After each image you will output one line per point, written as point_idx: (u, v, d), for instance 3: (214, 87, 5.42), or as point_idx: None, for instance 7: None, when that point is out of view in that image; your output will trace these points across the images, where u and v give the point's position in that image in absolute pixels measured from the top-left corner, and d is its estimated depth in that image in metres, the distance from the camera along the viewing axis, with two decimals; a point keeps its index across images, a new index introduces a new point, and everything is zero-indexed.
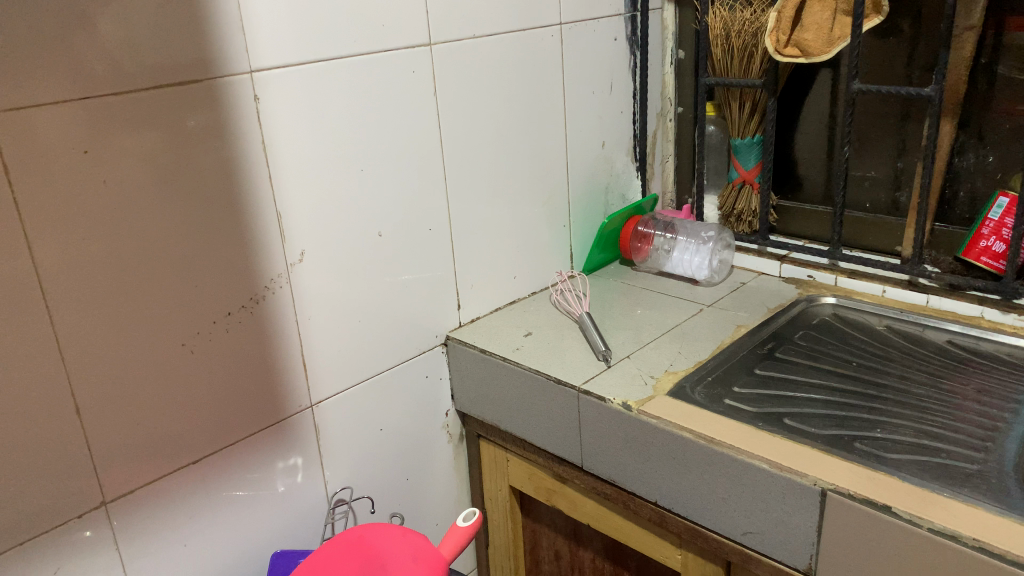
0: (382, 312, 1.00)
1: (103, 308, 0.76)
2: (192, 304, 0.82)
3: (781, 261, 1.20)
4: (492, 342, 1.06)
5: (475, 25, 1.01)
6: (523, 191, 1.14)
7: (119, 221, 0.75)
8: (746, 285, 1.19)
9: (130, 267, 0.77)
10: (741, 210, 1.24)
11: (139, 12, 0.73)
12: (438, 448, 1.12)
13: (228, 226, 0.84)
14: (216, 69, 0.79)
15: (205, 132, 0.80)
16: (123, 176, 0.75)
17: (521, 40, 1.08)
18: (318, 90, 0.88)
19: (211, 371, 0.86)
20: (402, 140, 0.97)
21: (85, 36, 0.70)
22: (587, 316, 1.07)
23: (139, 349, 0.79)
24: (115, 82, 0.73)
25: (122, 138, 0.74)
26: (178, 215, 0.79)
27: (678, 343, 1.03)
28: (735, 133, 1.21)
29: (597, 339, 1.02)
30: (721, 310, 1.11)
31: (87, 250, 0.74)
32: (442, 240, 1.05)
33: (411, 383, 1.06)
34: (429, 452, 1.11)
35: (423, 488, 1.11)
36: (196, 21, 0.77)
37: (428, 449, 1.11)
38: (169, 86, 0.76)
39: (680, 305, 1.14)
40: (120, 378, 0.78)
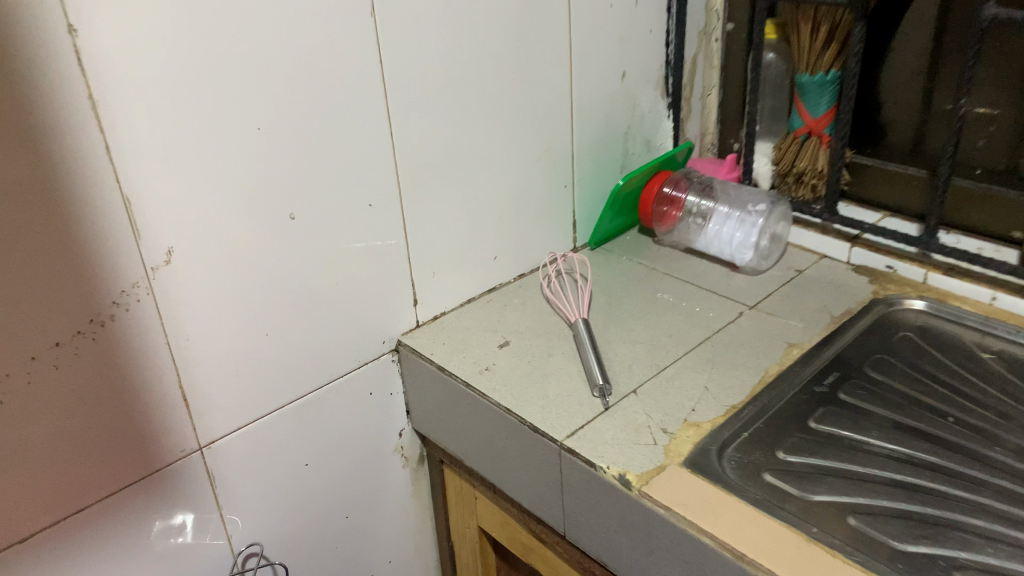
0: (302, 318, 0.74)
1: None
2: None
3: (853, 243, 0.90)
4: (455, 355, 0.79)
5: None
6: (510, 143, 0.84)
7: None
8: (802, 275, 0.90)
9: None
10: (804, 170, 0.94)
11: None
12: (390, 475, 0.88)
13: (44, 224, 0.56)
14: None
15: None
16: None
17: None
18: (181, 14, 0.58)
19: (37, 423, 0.60)
20: (324, 85, 0.68)
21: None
22: (585, 326, 0.79)
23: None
24: None
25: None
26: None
27: (705, 371, 0.75)
28: (803, 66, 0.90)
29: (594, 365, 0.75)
30: (768, 316, 0.83)
31: None
32: (388, 217, 0.77)
33: (349, 404, 0.81)
34: (377, 481, 0.87)
35: (369, 525, 0.88)
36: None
37: (375, 478, 0.87)
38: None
39: (712, 304, 0.85)
40: None
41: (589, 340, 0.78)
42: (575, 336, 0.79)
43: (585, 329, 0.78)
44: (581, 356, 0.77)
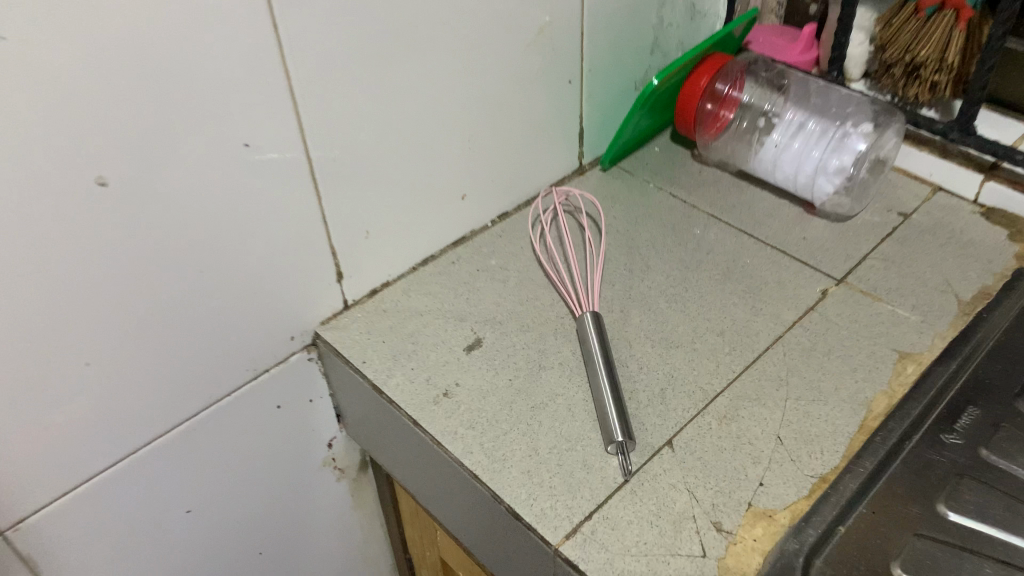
0: (150, 331, 0.47)
1: None
2: None
3: (988, 177, 0.61)
4: (397, 365, 0.53)
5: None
6: (485, 27, 0.53)
7: None
8: (909, 223, 0.62)
9: None
10: (924, 61, 0.62)
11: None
12: (319, 492, 0.64)
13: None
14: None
15: None
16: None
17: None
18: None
19: None
20: None
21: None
22: (594, 329, 0.52)
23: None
24: None
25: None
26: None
27: (775, 409, 0.50)
28: None
29: (607, 407, 0.48)
30: (864, 300, 0.56)
31: None
32: (281, 163, 0.47)
33: (245, 422, 0.55)
34: (300, 503, 0.63)
35: (292, 555, 0.65)
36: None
37: (297, 500, 0.63)
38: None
39: (781, 274, 0.58)
40: None
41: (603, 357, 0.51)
42: (581, 344, 0.52)
43: (596, 331, 0.52)
44: (589, 382, 0.51)
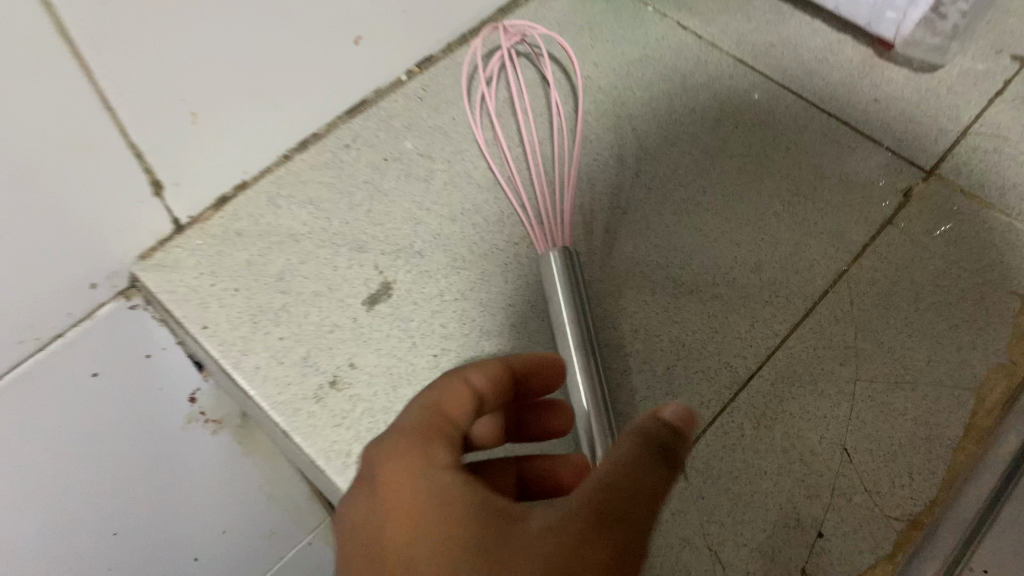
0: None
1: None
2: None
3: None
4: (258, 334, 0.34)
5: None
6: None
7: None
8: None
9: None
10: None
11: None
12: (192, 459, 0.47)
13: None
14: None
15: None
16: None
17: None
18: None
19: None
20: None
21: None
22: (564, 278, 0.33)
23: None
24: None
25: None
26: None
27: (839, 403, 0.32)
28: None
29: (584, 422, 0.31)
30: (971, 203, 0.37)
31: None
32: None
33: (46, 412, 0.37)
34: (166, 477, 0.46)
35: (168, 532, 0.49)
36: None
37: (159, 476, 0.46)
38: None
39: (846, 163, 0.38)
40: None
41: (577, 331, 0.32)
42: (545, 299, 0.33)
43: (570, 288, 0.33)
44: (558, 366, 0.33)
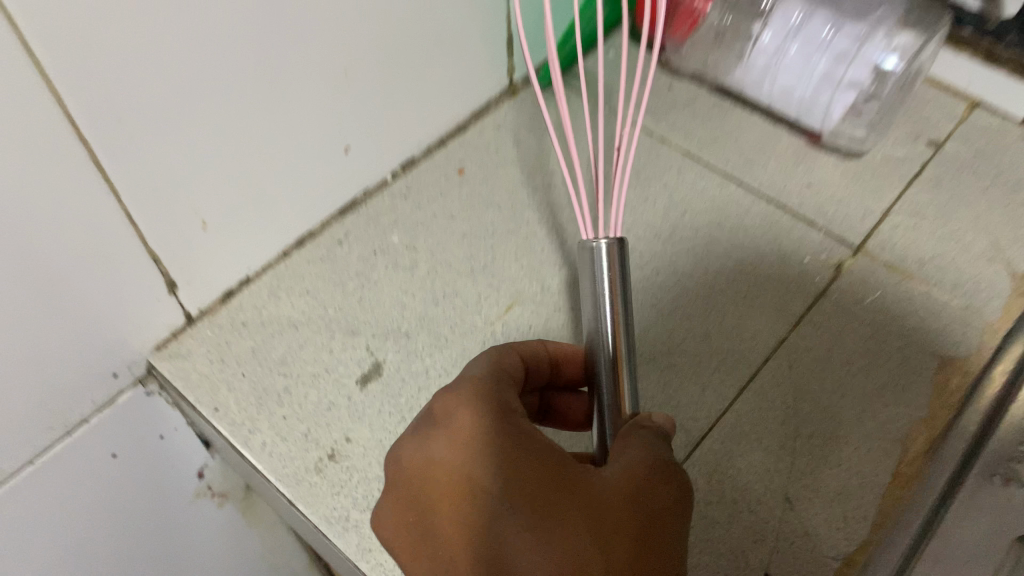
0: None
1: None
2: None
3: None
4: (263, 413, 0.38)
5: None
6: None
7: None
8: (945, 154, 0.47)
9: None
10: None
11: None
12: (203, 538, 0.50)
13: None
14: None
15: None
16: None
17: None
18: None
19: None
20: None
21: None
22: (608, 268, 0.34)
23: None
24: None
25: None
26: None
27: (781, 454, 0.37)
28: None
29: (602, 390, 0.33)
30: (893, 276, 0.42)
31: None
32: (34, 153, 0.28)
33: (71, 491, 0.40)
34: (177, 555, 0.48)
35: None
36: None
37: (171, 555, 0.48)
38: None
39: (785, 242, 0.43)
40: None
41: (614, 313, 0.34)
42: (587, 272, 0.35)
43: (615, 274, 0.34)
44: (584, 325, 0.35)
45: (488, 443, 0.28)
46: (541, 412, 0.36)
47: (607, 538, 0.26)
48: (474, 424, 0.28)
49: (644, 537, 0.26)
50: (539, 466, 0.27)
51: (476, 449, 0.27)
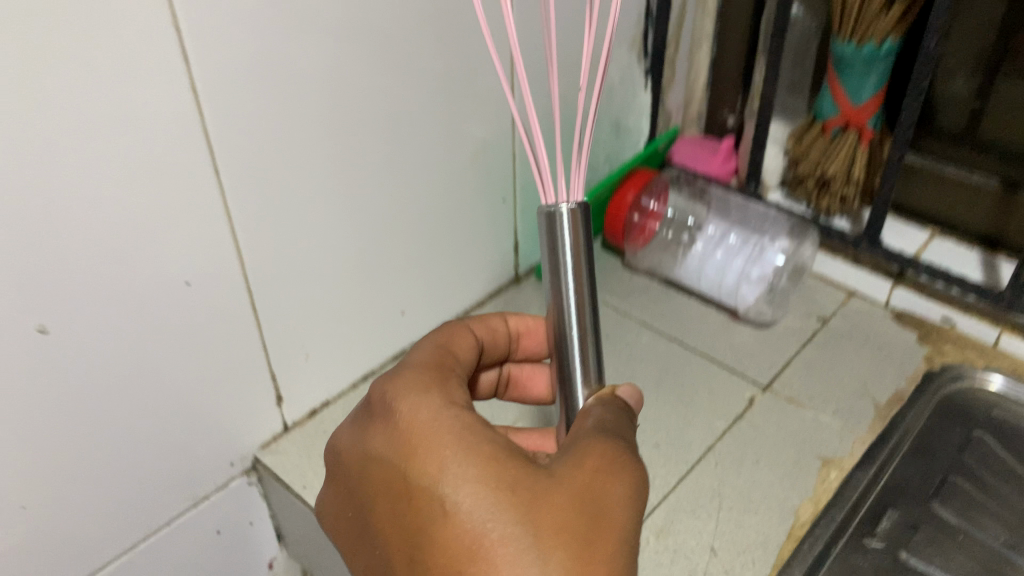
0: (75, 447, 0.45)
1: None
2: None
3: (895, 282, 0.66)
4: None
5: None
6: (423, 152, 0.55)
7: None
8: (828, 326, 0.66)
9: None
10: (833, 176, 0.67)
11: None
12: None
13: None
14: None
15: None
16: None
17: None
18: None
19: None
20: (71, 130, 0.37)
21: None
22: (573, 252, 0.39)
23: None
24: None
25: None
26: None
27: (709, 519, 0.51)
28: (845, 32, 0.62)
29: (570, 360, 0.41)
30: (790, 404, 0.59)
31: None
32: (224, 287, 0.48)
33: (186, 550, 0.55)
34: None
35: None
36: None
37: None
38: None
39: (711, 381, 0.61)
40: None
41: (577, 288, 0.39)
42: (546, 241, 0.39)
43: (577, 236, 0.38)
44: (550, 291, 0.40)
45: (437, 426, 0.35)
46: (503, 382, 0.49)
47: (556, 514, 0.32)
48: (429, 413, 0.35)
49: (587, 536, 0.31)
50: (482, 448, 0.34)
51: (428, 430, 0.34)
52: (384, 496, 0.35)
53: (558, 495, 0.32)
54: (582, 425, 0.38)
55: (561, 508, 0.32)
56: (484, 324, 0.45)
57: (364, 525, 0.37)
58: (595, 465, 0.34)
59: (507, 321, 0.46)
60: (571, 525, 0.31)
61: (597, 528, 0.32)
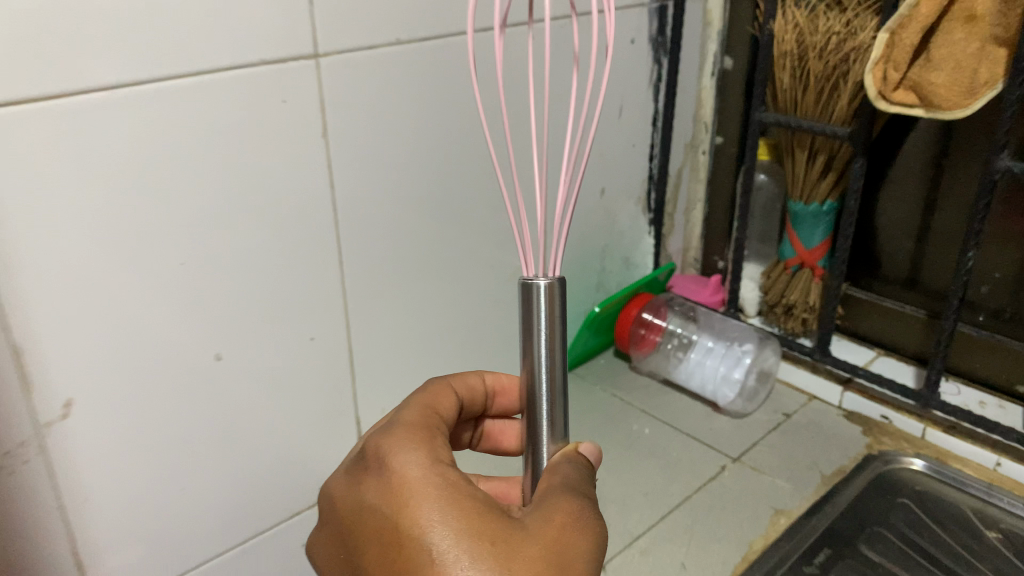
0: (224, 443, 0.63)
1: None
2: None
3: (844, 386, 0.83)
4: None
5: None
6: (468, 257, 0.77)
7: None
8: (790, 419, 0.82)
9: None
10: (792, 303, 0.86)
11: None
12: None
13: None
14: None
15: None
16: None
17: (480, 25, 0.68)
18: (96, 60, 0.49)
19: None
20: (259, 221, 0.60)
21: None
22: (543, 321, 0.48)
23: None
24: None
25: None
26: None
27: (681, 543, 0.67)
28: (795, 194, 0.83)
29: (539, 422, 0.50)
30: (752, 471, 0.75)
31: None
32: (335, 344, 0.68)
33: (280, 552, 0.71)
34: None
35: None
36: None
37: None
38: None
39: (692, 452, 0.78)
40: None
41: (549, 355, 0.48)
42: (524, 311, 0.48)
43: (550, 307, 0.47)
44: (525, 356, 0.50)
45: (425, 479, 0.45)
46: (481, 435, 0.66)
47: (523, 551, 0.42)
48: (418, 471, 0.46)
49: (544, 570, 0.41)
50: (462, 508, 0.44)
51: (418, 481, 0.45)
52: (380, 539, 0.45)
53: (527, 544, 0.42)
54: (544, 484, 0.48)
55: (530, 555, 0.42)
56: (464, 383, 0.59)
57: (354, 559, 0.47)
58: (552, 517, 0.44)
59: (485, 379, 0.62)
60: (537, 566, 0.41)
61: (560, 568, 0.42)
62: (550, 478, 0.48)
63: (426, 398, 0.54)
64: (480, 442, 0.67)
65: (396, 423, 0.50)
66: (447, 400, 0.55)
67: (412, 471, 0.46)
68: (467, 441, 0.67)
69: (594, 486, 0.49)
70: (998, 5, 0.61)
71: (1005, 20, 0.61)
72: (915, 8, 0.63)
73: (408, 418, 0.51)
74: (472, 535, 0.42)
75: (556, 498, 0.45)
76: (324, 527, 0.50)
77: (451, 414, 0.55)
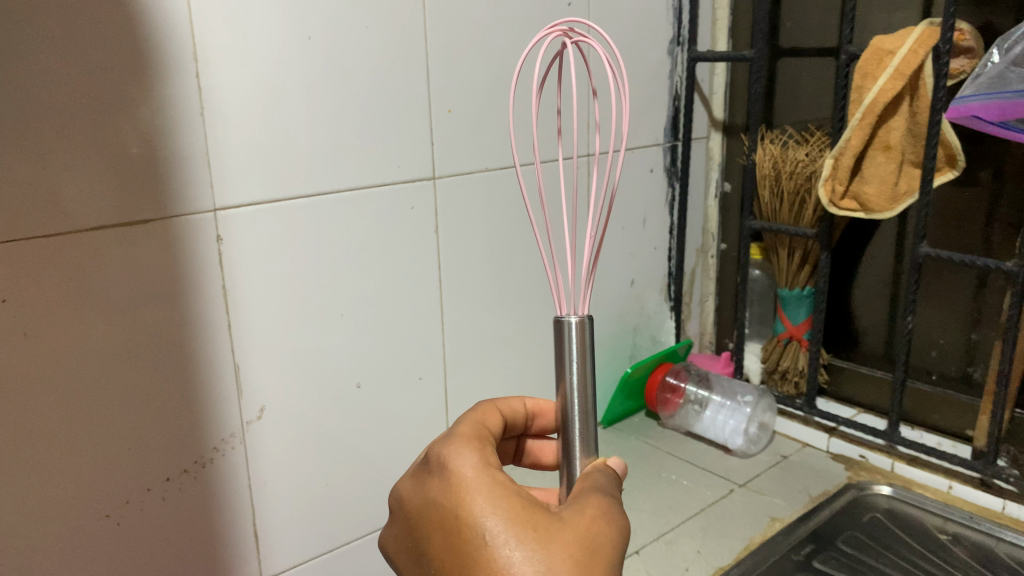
0: (359, 451, 0.88)
1: (48, 455, 0.67)
2: (138, 461, 0.72)
3: (830, 434, 1.06)
4: None
5: (490, 138, 0.92)
6: (530, 329, 1.03)
7: (64, 372, 0.67)
8: (787, 459, 1.04)
9: (68, 411, 0.67)
10: (787, 368, 1.10)
11: (73, 59, 0.63)
12: None
13: (165, 330, 0.72)
14: (166, 140, 0.69)
15: (151, 256, 0.70)
16: (15, 245, 0.63)
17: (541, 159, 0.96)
18: (303, 179, 0.77)
19: (149, 534, 0.74)
20: (392, 289, 0.86)
21: (35, 91, 0.62)
22: (577, 353, 0.57)
23: (37, 464, 0.66)
24: (70, 220, 0.65)
25: (39, 194, 0.63)
26: (88, 310, 0.67)
27: (697, 538, 0.88)
28: (782, 283, 1.08)
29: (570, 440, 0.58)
30: (754, 493, 0.96)
31: (24, 399, 0.65)
32: (434, 383, 0.93)
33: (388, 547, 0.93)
34: None
35: None
36: (144, 56, 0.66)
37: None
38: (112, 149, 0.66)
39: (707, 481, 0.99)
40: (44, 533, 0.68)
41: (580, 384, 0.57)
42: (557, 343, 0.58)
43: (581, 340, 0.57)
44: (560, 382, 0.59)
45: (479, 479, 0.53)
46: (520, 451, 0.72)
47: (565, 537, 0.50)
48: (472, 472, 0.54)
49: (581, 551, 0.49)
50: (510, 502, 0.52)
51: (472, 480, 0.53)
52: (444, 531, 0.53)
53: (561, 530, 0.50)
54: (583, 484, 0.56)
55: (566, 538, 0.49)
56: (509, 406, 0.66)
57: (421, 548, 0.55)
58: (590, 507, 0.52)
59: (525, 404, 0.68)
60: (570, 547, 0.49)
61: (591, 551, 0.49)
62: (584, 482, 0.56)
63: (477, 414, 0.63)
64: (522, 460, 0.73)
65: (453, 433, 0.58)
66: (494, 418, 0.63)
67: (468, 472, 0.54)
68: (508, 457, 0.73)
69: (620, 494, 0.56)
70: (906, 137, 0.90)
71: (915, 149, 0.89)
72: (849, 141, 0.91)
73: (462, 430, 0.59)
74: (521, 529, 0.50)
75: (595, 495, 0.53)
76: (393, 520, 0.59)
77: (498, 430, 0.63)
